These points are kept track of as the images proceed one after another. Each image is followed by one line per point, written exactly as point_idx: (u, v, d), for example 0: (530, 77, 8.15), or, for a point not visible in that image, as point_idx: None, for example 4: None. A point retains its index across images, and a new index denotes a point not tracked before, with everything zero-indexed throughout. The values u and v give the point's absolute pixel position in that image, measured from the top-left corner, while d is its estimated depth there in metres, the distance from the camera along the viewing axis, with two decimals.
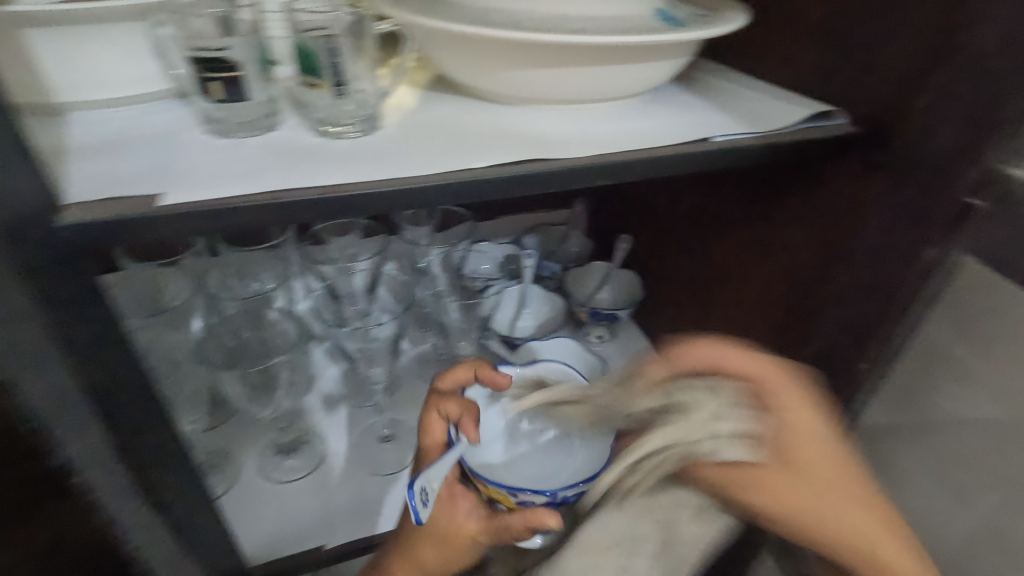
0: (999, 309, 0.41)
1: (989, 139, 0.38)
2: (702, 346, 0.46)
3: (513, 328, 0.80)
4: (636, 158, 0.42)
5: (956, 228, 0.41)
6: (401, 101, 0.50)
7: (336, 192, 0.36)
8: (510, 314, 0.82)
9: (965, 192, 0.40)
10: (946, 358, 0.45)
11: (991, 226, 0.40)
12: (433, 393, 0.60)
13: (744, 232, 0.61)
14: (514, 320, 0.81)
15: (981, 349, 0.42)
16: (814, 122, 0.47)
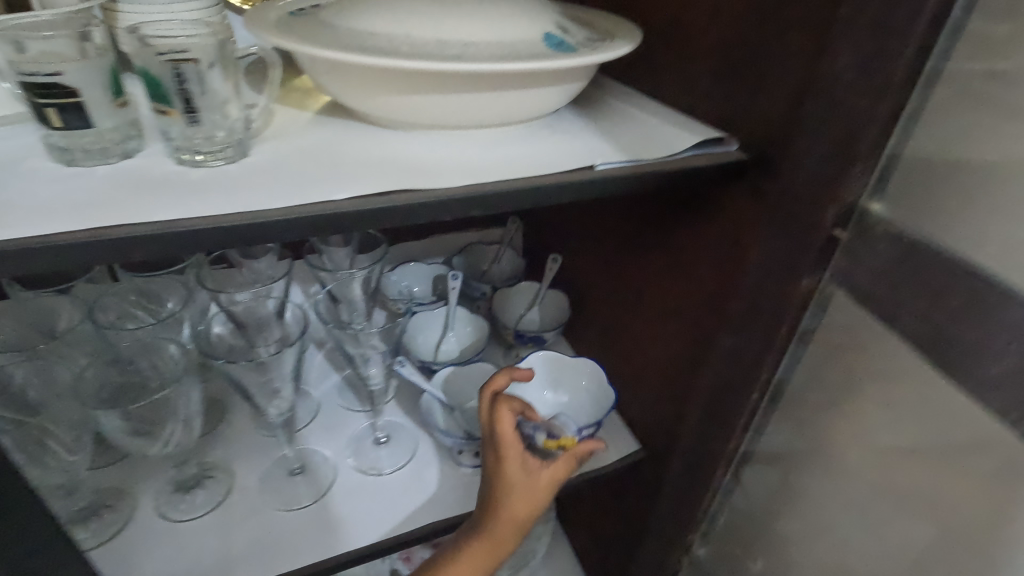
0: (879, 338, 0.41)
1: (846, 177, 0.38)
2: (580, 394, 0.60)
3: (436, 352, 0.80)
4: (512, 188, 0.41)
5: (824, 263, 0.41)
6: (283, 125, 0.48)
7: (174, 227, 0.34)
8: (436, 336, 0.81)
9: (829, 227, 0.40)
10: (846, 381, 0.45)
11: (856, 262, 0.40)
12: (488, 385, 0.61)
13: (653, 254, 0.61)
14: (440, 344, 0.80)
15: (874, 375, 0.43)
16: (704, 147, 0.47)
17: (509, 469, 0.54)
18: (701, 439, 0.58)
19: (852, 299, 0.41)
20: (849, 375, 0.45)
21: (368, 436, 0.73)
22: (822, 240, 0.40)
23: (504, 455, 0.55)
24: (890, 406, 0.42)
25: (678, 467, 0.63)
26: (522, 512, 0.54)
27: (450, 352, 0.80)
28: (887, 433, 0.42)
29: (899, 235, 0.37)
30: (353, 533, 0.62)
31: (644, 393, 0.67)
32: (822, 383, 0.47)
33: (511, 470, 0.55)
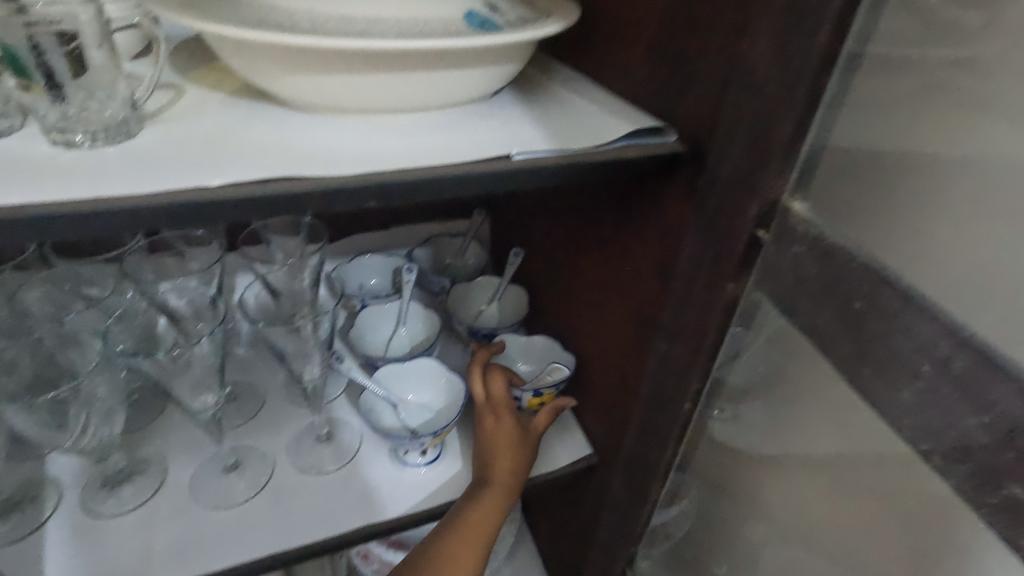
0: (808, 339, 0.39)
1: (766, 170, 0.35)
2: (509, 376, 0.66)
3: (387, 347, 0.77)
4: (412, 178, 0.38)
5: (750, 264, 0.39)
6: (185, 105, 0.45)
7: (19, 213, 0.31)
8: (389, 331, 0.78)
9: (753, 225, 0.38)
10: (785, 377, 0.43)
11: (778, 264, 0.37)
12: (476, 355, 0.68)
13: (597, 253, 0.58)
14: (392, 339, 0.78)
15: (806, 373, 0.40)
16: (637, 138, 0.44)
17: (504, 423, 0.63)
18: (640, 445, 0.56)
19: (775, 307, 0.39)
20: (795, 384, 0.42)
21: (310, 433, 0.71)
22: (743, 242, 0.38)
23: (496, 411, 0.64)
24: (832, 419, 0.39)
25: (621, 474, 0.61)
26: (519, 460, 0.62)
27: (400, 347, 0.77)
28: (833, 447, 0.40)
29: (822, 240, 0.34)
30: (281, 535, 0.60)
31: (594, 397, 0.65)
32: (769, 388, 0.45)
33: (505, 426, 0.63)
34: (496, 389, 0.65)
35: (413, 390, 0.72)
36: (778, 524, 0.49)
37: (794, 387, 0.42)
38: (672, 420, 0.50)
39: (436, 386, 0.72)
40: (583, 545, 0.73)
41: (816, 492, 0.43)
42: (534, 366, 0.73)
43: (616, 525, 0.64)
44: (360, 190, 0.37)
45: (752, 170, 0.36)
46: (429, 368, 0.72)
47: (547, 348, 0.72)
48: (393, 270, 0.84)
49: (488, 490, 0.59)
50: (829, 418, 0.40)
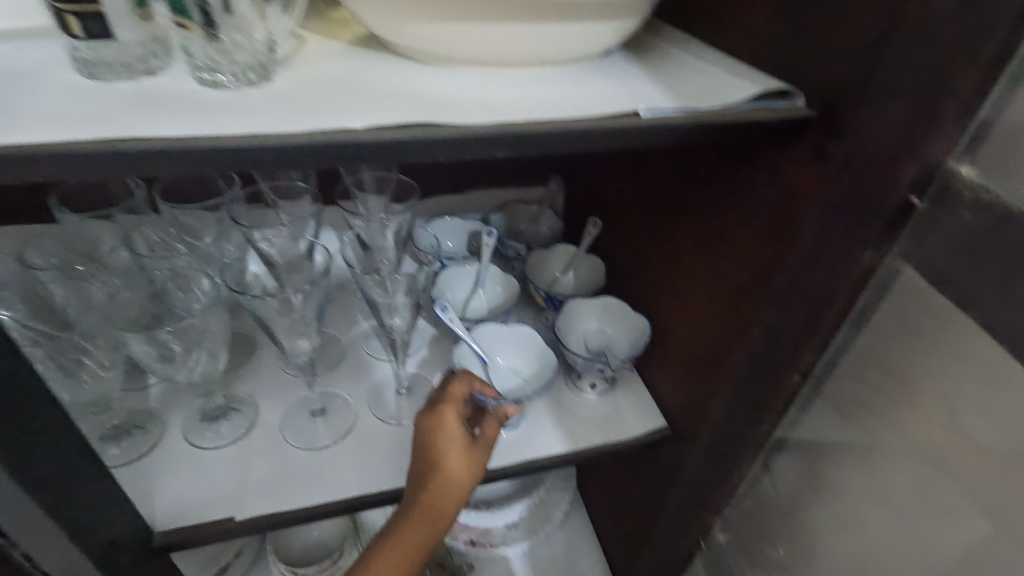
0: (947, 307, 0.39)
1: (932, 133, 0.35)
2: (458, 385, 0.60)
3: (465, 307, 0.78)
4: (539, 130, 0.38)
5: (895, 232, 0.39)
6: (308, 51, 0.45)
7: (181, 145, 0.33)
8: (465, 295, 0.80)
9: (907, 190, 0.37)
10: (910, 348, 0.43)
11: (935, 229, 0.37)
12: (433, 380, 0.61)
13: (696, 223, 0.57)
14: (472, 301, 0.79)
15: (931, 341, 0.41)
16: (763, 101, 0.42)
17: (449, 455, 0.55)
18: (730, 418, 0.56)
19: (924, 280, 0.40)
20: (930, 366, 0.41)
21: (389, 385, 0.73)
22: (891, 210, 0.38)
23: (481, 443, 0.58)
24: (971, 406, 0.39)
25: (701, 448, 0.61)
26: (456, 460, 0.56)
27: (478, 309, 0.78)
28: (958, 428, 0.40)
29: (995, 204, 0.34)
30: (367, 478, 0.62)
31: (673, 368, 0.65)
32: (894, 368, 0.44)
33: (473, 456, 0.57)
34: (446, 420, 0.58)
35: (503, 354, 0.73)
36: (883, 512, 0.47)
37: (929, 369, 0.41)
38: (774, 392, 0.50)
39: (527, 353, 0.73)
40: (647, 515, 0.74)
41: (922, 469, 0.43)
42: (606, 331, 0.73)
43: (690, 497, 0.65)
44: (491, 139, 0.37)
45: (905, 144, 0.36)
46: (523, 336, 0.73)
47: (622, 317, 0.72)
48: (468, 233, 0.85)
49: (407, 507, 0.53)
50: (953, 390, 0.40)
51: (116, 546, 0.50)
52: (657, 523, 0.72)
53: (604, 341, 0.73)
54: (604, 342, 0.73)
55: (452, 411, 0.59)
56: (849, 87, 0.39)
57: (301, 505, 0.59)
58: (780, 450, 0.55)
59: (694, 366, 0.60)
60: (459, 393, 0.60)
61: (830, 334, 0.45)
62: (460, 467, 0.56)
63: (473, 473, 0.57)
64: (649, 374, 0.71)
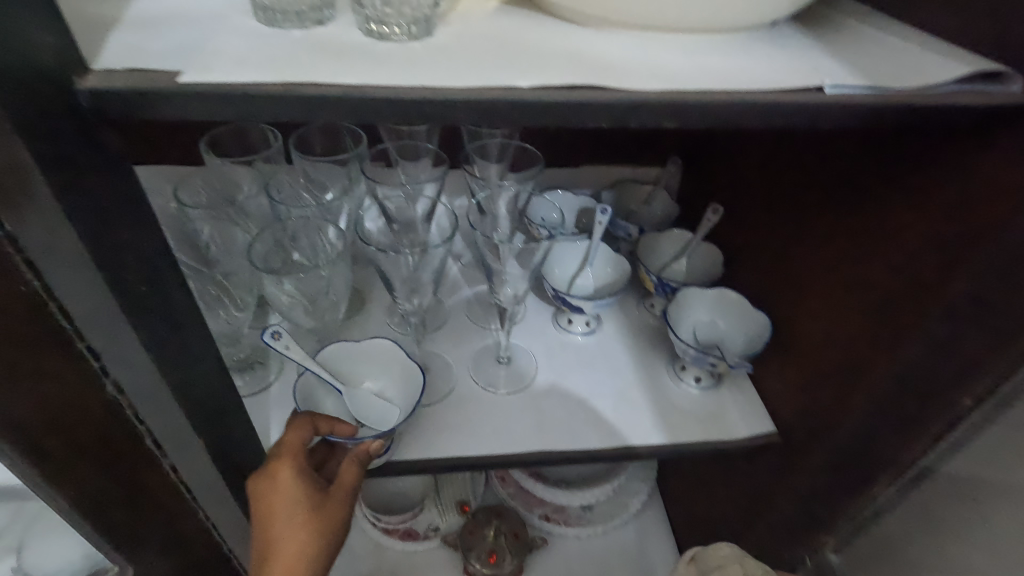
0: None
1: None
2: (291, 436, 0.53)
3: (570, 284, 0.77)
4: (711, 100, 0.35)
5: None
6: (469, 9, 0.45)
7: (351, 93, 0.33)
8: (572, 271, 0.78)
9: None
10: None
11: None
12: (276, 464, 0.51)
13: (857, 216, 0.52)
14: (577, 278, 0.78)
15: None
16: (971, 85, 0.38)
17: (288, 523, 0.50)
18: (863, 436, 0.51)
19: None
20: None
21: (489, 354, 0.74)
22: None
23: (336, 493, 0.52)
24: None
25: (820, 462, 0.56)
26: (314, 524, 0.51)
27: (584, 286, 0.77)
28: None
29: None
30: (462, 443, 0.63)
31: (794, 374, 0.61)
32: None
33: (326, 513, 0.52)
34: (282, 479, 0.51)
35: (370, 378, 0.66)
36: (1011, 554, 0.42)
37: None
38: (927, 417, 0.45)
39: (394, 373, 0.66)
40: (741, 520, 0.70)
41: None
42: (719, 322, 0.69)
43: (797, 511, 0.60)
44: (658, 107, 0.35)
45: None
46: (400, 361, 0.65)
47: (740, 310, 0.68)
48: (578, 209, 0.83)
49: (283, 539, 0.49)
50: None
51: (241, 469, 0.53)
52: (752, 530, 0.68)
53: (715, 335, 0.69)
54: (716, 335, 0.69)
55: (282, 470, 0.51)
56: None
57: (400, 459, 0.61)
58: (919, 489, 0.49)
59: (824, 376, 0.56)
60: (294, 441, 0.53)
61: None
62: (332, 489, 0.53)
63: (323, 528, 0.51)
64: (763, 377, 0.67)
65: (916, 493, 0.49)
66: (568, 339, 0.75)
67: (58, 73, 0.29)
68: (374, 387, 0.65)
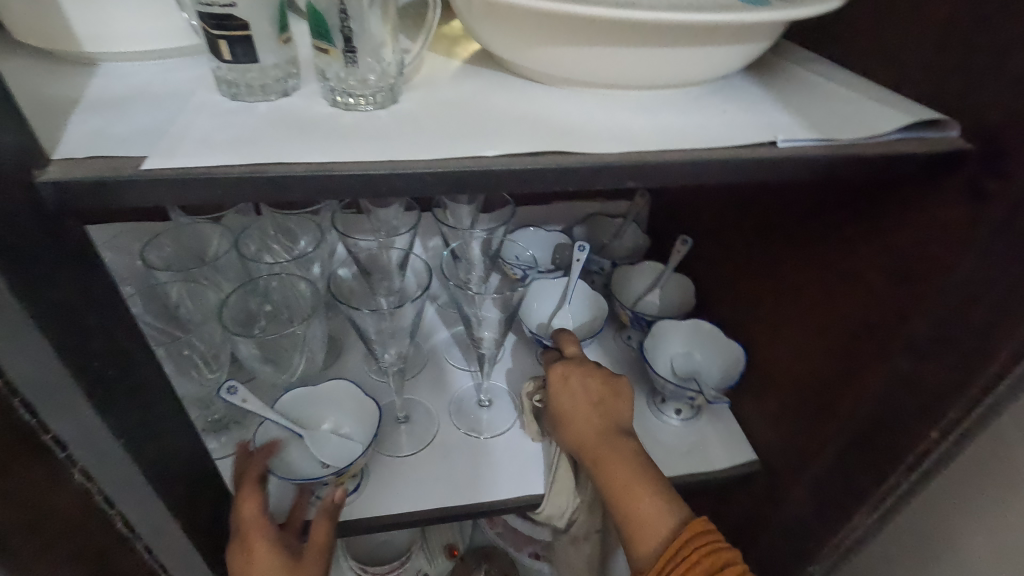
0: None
1: None
2: (249, 500, 0.50)
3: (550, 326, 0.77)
4: (672, 159, 0.36)
5: None
6: (435, 73, 0.46)
7: (319, 171, 0.33)
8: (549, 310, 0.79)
9: None
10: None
11: None
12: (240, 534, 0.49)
13: (819, 251, 0.54)
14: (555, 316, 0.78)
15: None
16: (913, 132, 0.40)
17: None
18: (841, 467, 0.52)
19: None
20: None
21: (470, 398, 0.73)
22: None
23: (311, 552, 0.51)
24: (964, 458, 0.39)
25: (803, 493, 0.57)
26: None
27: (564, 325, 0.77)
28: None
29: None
30: (446, 493, 0.62)
31: (771, 405, 0.62)
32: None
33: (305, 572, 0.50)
34: (252, 550, 0.48)
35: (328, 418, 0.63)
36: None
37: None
38: (899, 449, 0.46)
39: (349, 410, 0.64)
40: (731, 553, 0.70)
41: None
42: (694, 355, 0.71)
43: (785, 544, 0.61)
44: (622, 168, 0.36)
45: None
46: (354, 398, 0.63)
47: (714, 342, 0.69)
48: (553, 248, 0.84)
49: None
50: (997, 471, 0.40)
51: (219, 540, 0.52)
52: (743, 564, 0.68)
53: (690, 367, 0.70)
54: (691, 367, 0.70)
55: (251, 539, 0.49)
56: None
57: (384, 515, 0.60)
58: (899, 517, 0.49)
59: (800, 407, 0.57)
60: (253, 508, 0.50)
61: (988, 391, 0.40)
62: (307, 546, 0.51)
63: None
64: (742, 408, 0.68)
65: (897, 522, 0.50)
66: None
67: (18, 168, 0.29)
68: (333, 427, 0.63)
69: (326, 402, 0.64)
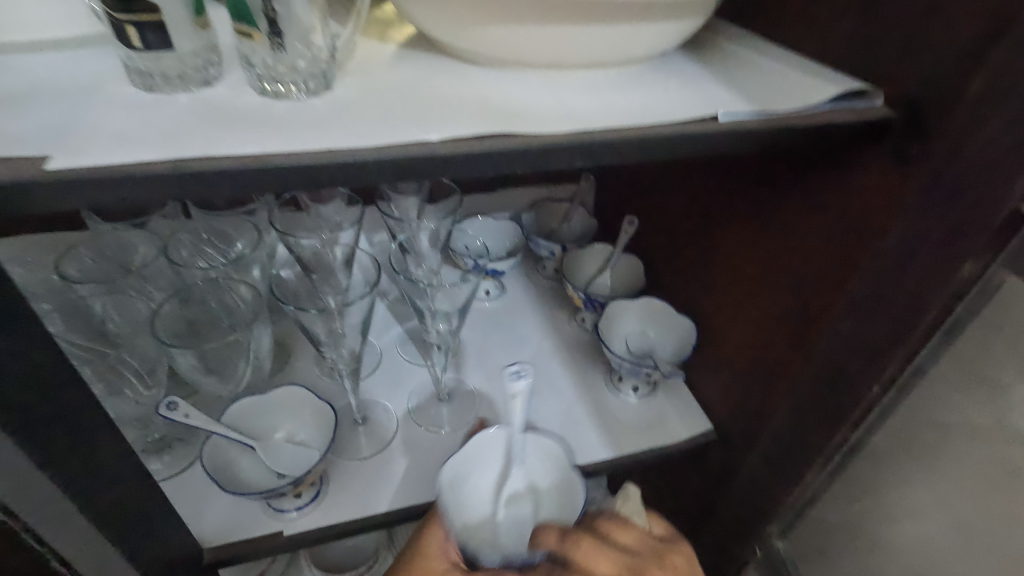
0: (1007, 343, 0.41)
1: None
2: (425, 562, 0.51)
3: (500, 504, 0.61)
4: (620, 138, 0.36)
5: (1000, 245, 0.37)
6: (369, 57, 0.44)
7: (253, 163, 0.31)
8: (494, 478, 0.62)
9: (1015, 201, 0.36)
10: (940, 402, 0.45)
11: None
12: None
13: (759, 222, 0.55)
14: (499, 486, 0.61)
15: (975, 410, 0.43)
16: (843, 102, 0.41)
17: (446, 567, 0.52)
18: (792, 429, 0.54)
19: None
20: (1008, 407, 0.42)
21: (430, 393, 0.72)
22: (995, 226, 0.37)
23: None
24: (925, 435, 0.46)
25: (758, 457, 0.59)
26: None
27: (518, 500, 0.61)
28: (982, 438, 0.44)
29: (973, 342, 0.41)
30: (409, 492, 0.61)
31: (724, 376, 0.63)
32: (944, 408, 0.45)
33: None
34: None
35: (281, 428, 0.61)
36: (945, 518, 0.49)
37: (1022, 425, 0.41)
38: (846, 407, 0.49)
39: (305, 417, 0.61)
40: (693, 520, 0.73)
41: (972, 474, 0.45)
42: (648, 331, 0.72)
43: (745, 508, 0.63)
44: (571, 149, 0.35)
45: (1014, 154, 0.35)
46: (309, 403, 0.61)
47: (666, 318, 0.71)
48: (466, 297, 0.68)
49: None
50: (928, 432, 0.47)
51: (171, 566, 0.48)
52: (706, 529, 0.70)
53: (645, 345, 0.71)
54: (644, 346, 0.71)
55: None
56: (945, 86, 0.37)
57: (348, 519, 0.58)
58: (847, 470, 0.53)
59: (751, 376, 0.59)
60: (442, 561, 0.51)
61: (922, 345, 0.43)
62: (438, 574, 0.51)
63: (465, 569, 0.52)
64: (697, 381, 0.70)
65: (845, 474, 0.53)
66: (506, 366, 0.75)
67: None
68: (289, 436, 0.60)
69: (278, 410, 0.61)
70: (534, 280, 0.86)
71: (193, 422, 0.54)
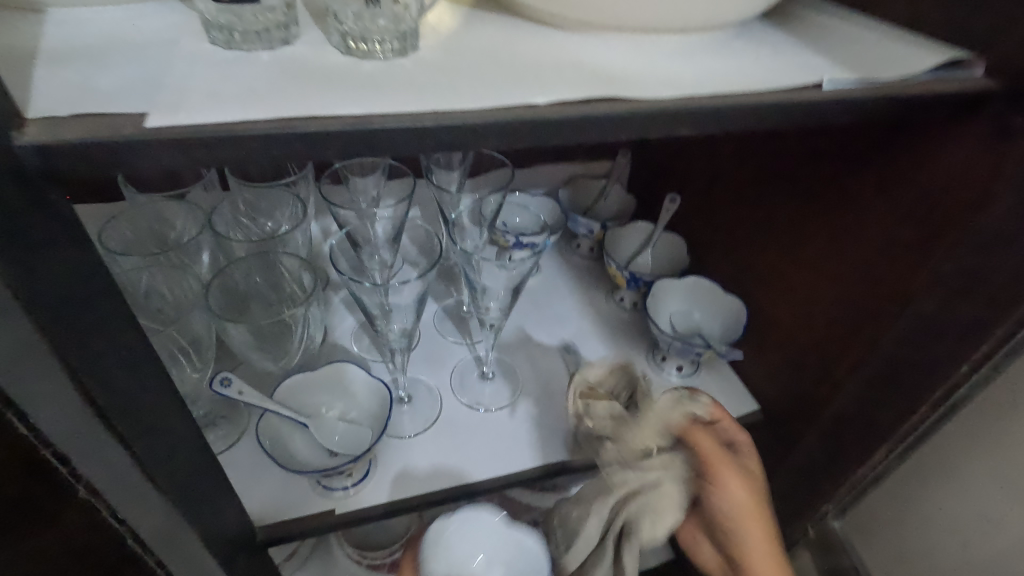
0: None
1: None
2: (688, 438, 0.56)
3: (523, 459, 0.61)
4: (724, 104, 0.35)
5: None
6: (440, 19, 0.42)
7: (364, 126, 0.29)
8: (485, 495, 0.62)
9: None
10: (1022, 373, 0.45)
11: None
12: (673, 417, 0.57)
13: (827, 197, 0.54)
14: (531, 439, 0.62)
15: None
16: (941, 72, 0.40)
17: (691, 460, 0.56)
18: (861, 409, 0.53)
19: None
20: None
21: (471, 369, 0.71)
22: None
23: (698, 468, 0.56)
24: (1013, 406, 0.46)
25: (817, 437, 0.59)
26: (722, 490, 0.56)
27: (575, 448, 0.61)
28: None
29: None
30: (461, 469, 0.60)
31: (777, 356, 0.63)
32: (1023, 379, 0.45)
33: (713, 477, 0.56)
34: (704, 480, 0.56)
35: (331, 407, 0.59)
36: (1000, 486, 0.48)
37: None
38: (926, 388, 0.48)
39: (355, 395, 0.60)
40: None
41: None
42: (693, 309, 0.71)
43: (800, 485, 0.63)
44: (676, 113, 0.34)
45: None
46: (362, 382, 0.59)
47: (711, 297, 0.70)
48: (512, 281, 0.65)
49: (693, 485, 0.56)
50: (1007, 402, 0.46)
51: (234, 544, 0.47)
52: None
53: (689, 324, 0.70)
54: (690, 326, 0.70)
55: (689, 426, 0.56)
56: None
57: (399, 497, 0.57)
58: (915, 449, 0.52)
59: (810, 356, 0.58)
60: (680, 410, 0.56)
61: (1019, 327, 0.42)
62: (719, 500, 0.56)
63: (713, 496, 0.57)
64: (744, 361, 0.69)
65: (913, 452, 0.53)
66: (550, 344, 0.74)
67: None
68: (340, 414, 0.59)
69: (327, 388, 0.59)
70: (570, 258, 0.84)
71: (246, 398, 0.53)
